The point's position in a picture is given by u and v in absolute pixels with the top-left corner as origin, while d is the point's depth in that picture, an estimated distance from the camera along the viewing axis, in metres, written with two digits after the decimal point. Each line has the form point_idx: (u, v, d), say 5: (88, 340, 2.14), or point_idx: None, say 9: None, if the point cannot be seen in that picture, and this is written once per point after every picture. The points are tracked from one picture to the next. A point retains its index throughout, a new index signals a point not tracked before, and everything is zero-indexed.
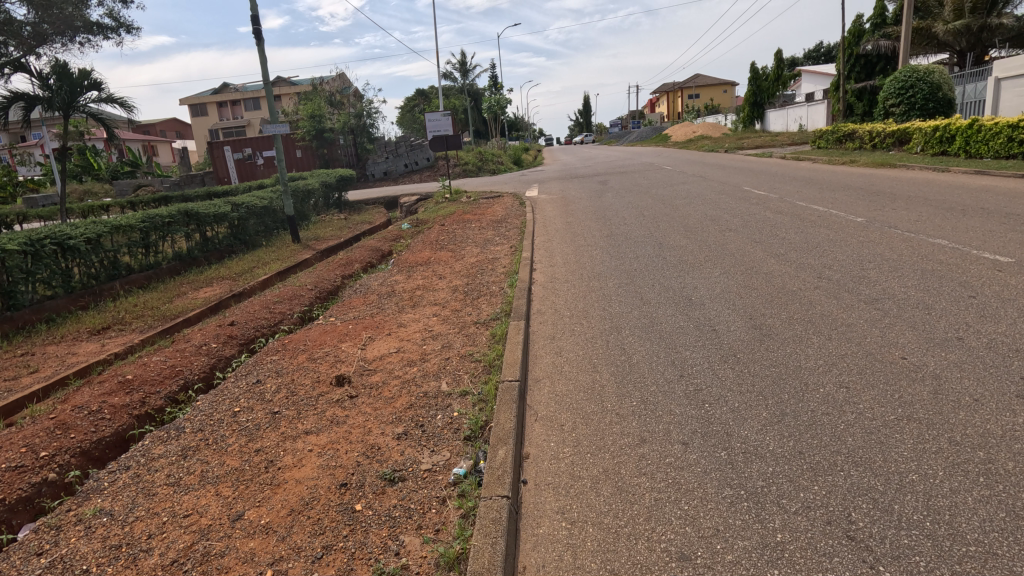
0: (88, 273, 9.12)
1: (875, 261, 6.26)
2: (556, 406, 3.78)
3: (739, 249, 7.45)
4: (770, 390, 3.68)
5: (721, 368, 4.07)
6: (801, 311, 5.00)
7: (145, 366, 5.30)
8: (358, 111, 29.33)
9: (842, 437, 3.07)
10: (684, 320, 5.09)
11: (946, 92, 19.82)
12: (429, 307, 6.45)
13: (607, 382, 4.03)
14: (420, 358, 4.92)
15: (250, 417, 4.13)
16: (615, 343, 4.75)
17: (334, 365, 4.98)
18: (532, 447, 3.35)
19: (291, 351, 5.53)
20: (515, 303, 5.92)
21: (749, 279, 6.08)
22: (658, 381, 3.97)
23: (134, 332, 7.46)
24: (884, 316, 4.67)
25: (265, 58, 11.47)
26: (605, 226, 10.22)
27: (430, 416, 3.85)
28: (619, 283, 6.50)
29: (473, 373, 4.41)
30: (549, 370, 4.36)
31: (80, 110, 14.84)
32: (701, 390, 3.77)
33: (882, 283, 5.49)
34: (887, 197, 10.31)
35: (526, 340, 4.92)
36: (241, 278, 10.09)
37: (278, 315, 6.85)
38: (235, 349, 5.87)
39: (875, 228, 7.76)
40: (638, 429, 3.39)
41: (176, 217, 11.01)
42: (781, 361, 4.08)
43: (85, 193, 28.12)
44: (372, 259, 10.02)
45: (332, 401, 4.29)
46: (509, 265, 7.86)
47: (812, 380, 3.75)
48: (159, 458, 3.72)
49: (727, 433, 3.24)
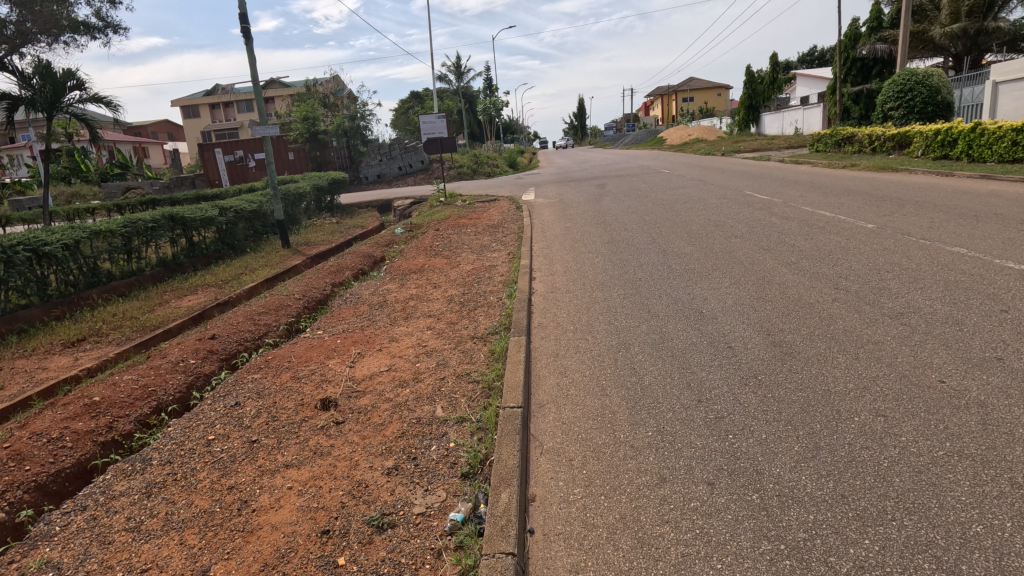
0: (66, 281, 8.69)
1: (893, 270, 5.94)
2: (563, 436, 3.43)
3: (747, 257, 7.12)
4: (798, 418, 3.34)
5: (741, 391, 3.73)
6: (822, 327, 4.67)
7: (115, 385, 4.89)
8: (352, 113, 28.96)
9: (888, 477, 2.74)
10: (697, 337, 4.74)
11: (945, 96, 19.66)
12: (423, 319, 6.08)
13: (617, 408, 3.67)
14: (412, 378, 4.54)
15: (226, 447, 3.76)
16: (623, 362, 4.39)
17: (319, 386, 4.59)
18: (539, 487, 2.99)
19: (273, 368, 5.14)
20: (516, 316, 5.55)
21: (761, 290, 5.76)
22: (673, 406, 3.63)
23: (111, 344, 7.04)
24: (913, 333, 4.34)
25: (254, 58, 11.09)
26: (606, 232, 9.88)
27: (424, 447, 3.50)
28: (625, 293, 6.16)
29: (471, 397, 4.05)
30: (554, 394, 3.99)
31: (64, 111, 14.35)
32: (722, 418, 3.43)
33: (904, 295, 5.17)
34: (896, 202, 10.03)
35: (527, 358, 4.56)
36: (228, 286, 9.69)
37: (263, 328, 6.44)
38: (215, 365, 5.48)
39: (889, 236, 7.45)
40: (656, 466, 3.03)
41: (160, 221, 10.57)
42: (807, 384, 3.73)
43: (73, 195, 27.59)
44: (363, 266, 9.64)
45: (316, 428, 3.91)
46: (508, 274, 7.49)
47: (843, 407, 3.41)
48: (120, 496, 3.33)
49: (756, 471, 2.90)
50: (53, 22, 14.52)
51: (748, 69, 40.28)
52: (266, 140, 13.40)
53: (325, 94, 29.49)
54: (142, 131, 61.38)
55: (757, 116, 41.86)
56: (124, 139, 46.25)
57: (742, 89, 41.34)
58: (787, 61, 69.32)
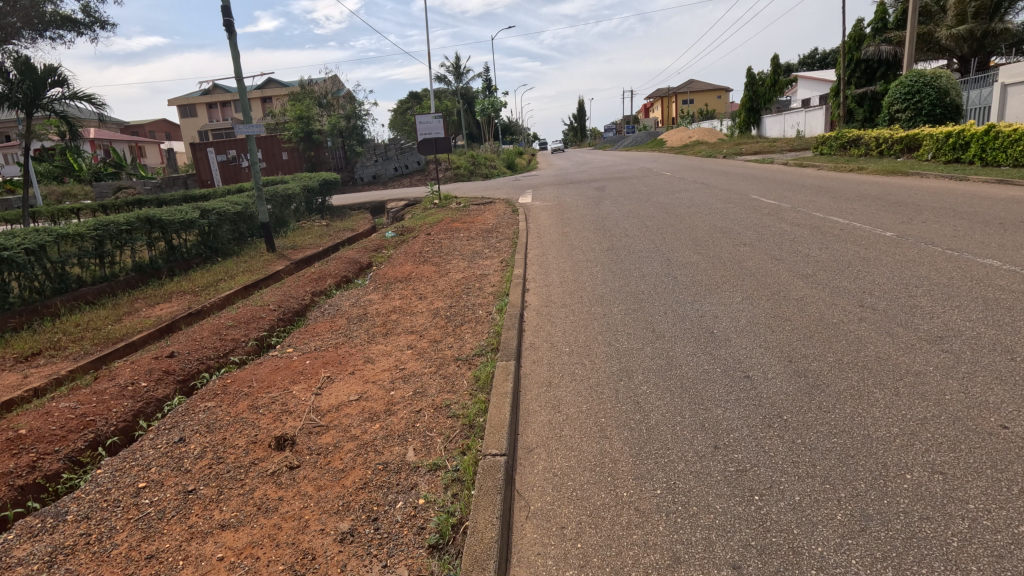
0: (29, 288, 8.10)
1: (923, 285, 5.38)
2: (552, 494, 2.86)
3: (759, 269, 6.54)
4: (838, 474, 2.77)
5: (764, 436, 3.16)
6: (850, 353, 4.10)
7: (48, 416, 4.30)
8: (347, 113, 28.33)
9: (962, 565, 2.17)
10: (709, 364, 4.17)
11: (954, 98, 19.12)
12: (404, 337, 5.50)
13: (618, 456, 3.10)
14: (384, 410, 3.95)
15: (157, 498, 3.19)
16: (625, 395, 3.80)
17: (278, 418, 4.01)
18: (522, 568, 2.43)
19: (230, 396, 4.54)
20: (505, 335, 4.99)
21: (778, 307, 5.21)
22: (684, 454, 3.07)
23: (66, 360, 6.41)
24: (958, 362, 3.78)
25: (237, 50, 10.52)
26: (605, 237, 9.35)
27: (388, 503, 2.93)
28: (626, 308, 5.61)
29: (449, 437, 3.48)
30: (544, 436, 3.41)
31: (45, 108, 13.72)
32: (745, 473, 2.86)
33: (940, 315, 4.63)
34: (912, 207, 9.47)
35: (515, 389, 3.99)
36: (204, 293, 9.10)
37: (230, 344, 5.85)
38: (169, 389, 4.89)
39: (910, 245, 6.90)
40: (667, 540, 2.46)
41: (135, 224, 9.98)
42: (844, 429, 3.16)
43: (64, 194, 27.07)
44: (347, 273, 9.04)
45: (266, 474, 3.33)
46: (499, 284, 6.94)
47: (891, 460, 2.84)
48: (16, 565, 2.76)
49: (793, 550, 2.33)
50: (36, 16, 13.91)
51: (749, 70, 39.79)
52: (250, 140, 12.80)
53: (321, 94, 28.83)
54: (139, 131, 61.15)
55: (757, 119, 41.38)
56: (120, 138, 45.82)
57: (743, 91, 40.81)
58: (788, 64, 69.03)
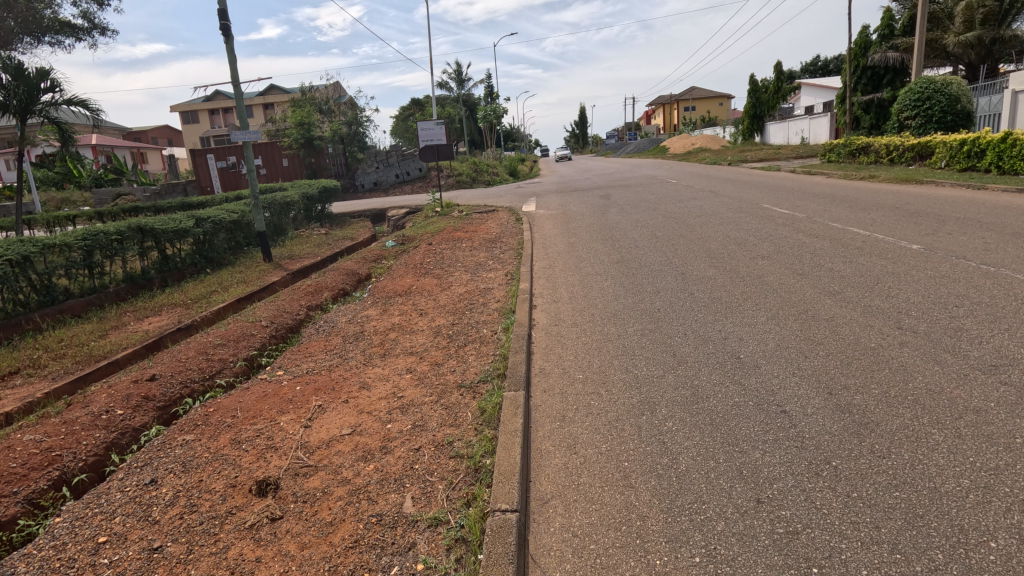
0: (10, 300, 7.72)
1: (963, 305, 4.99)
2: (573, 561, 2.46)
3: (781, 285, 6.14)
4: (908, 540, 2.37)
5: (814, 488, 2.75)
6: (898, 385, 3.68)
7: (10, 451, 3.90)
8: (347, 119, 28.03)
9: None
10: (740, 397, 3.74)
11: (965, 104, 18.68)
12: (402, 359, 5.09)
13: (647, 512, 2.70)
14: (380, 448, 3.55)
15: (117, 558, 2.78)
16: (649, 434, 3.39)
17: (262, 456, 3.61)
18: None
19: (211, 427, 4.14)
20: (512, 360, 4.59)
21: (807, 329, 4.80)
22: (723, 510, 2.66)
23: (43, 380, 5.99)
24: (1022, 397, 3.38)
25: (233, 55, 10.18)
26: (614, 249, 8.96)
27: (382, 568, 2.52)
28: (642, 328, 5.23)
29: (451, 484, 3.07)
30: (560, 484, 3.02)
31: (39, 114, 13.35)
32: (797, 536, 2.45)
33: (990, 339, 4.23)
34: (934, 218, 9.06)
35: (525, 424, 3.59)
36: (196, 306, 8.73)
37: (217, 365, 5.45)
38: (147, 417, 4.49)
39: (940, 260, 6.50)
40: None
41: (127, 233, 9.61)
42: (907, 480, 2.74)
43: (62, 200, 26.70)
44: (346, 285, 8.66)
45: (244, 526, 2.93)
46: (504, 299, 6.55)
47: (969, 522, 2.43)
48: None
49: None
50: (30, 21, 13.55)
51: (751, 78, 39.61)
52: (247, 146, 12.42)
53: (322, 100, 28.58)
54: (141, 137, 61.01)
55: (760, 126, 41.04)
56: (122, 145, 45.56)
57: (746, 98, 40.55)
58: (790, 71, 68.95)
